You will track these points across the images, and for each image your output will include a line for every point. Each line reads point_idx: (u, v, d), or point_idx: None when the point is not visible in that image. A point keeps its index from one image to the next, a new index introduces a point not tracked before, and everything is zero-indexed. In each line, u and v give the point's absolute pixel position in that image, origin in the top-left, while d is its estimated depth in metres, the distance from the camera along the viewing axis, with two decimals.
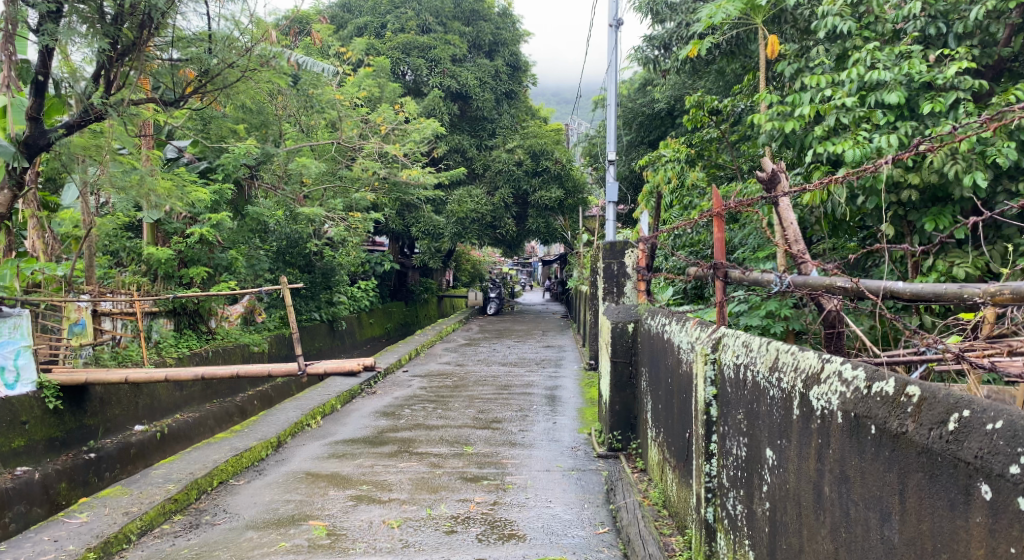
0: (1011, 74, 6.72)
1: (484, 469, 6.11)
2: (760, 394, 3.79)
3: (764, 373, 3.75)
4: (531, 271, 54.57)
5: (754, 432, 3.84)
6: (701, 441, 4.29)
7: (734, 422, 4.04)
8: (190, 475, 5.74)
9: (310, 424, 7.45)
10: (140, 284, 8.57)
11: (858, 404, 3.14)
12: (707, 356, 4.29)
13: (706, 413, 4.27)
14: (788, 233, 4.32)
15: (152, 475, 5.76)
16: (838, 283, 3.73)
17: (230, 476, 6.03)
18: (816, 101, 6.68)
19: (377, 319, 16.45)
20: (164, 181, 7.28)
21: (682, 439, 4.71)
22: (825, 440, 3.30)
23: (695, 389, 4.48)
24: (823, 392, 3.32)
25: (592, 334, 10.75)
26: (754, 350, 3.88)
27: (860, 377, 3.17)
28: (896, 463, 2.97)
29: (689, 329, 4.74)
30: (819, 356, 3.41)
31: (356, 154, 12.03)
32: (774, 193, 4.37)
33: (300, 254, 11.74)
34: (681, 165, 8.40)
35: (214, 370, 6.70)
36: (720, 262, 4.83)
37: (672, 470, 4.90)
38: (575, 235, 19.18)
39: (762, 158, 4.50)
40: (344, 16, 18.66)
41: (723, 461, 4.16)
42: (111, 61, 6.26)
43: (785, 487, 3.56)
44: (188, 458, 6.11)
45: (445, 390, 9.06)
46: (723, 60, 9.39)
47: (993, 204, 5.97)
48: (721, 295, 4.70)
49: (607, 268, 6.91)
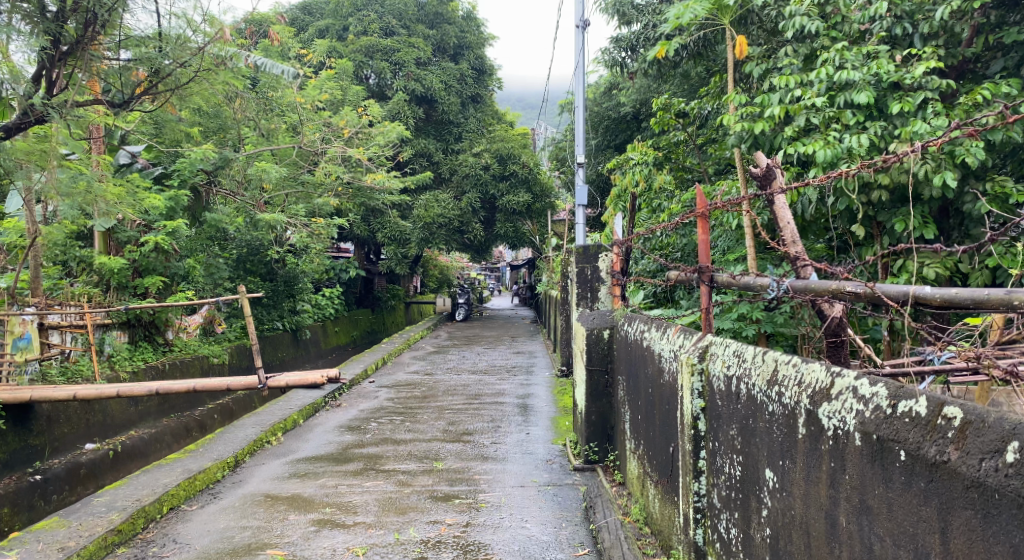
0: (973, 75, 6.63)
1: (455, 486, 5.87)
2: (756, 409, 3.60)
3: (761, 387, 3.56)
4: (500, 276, 54.34)
5: (750, 451, 3.65)
6: (689, 458, 4.09)
7: (726, 439, 3.85)
8: (136, 502, 5.42)
9: (270, 441, 7.16)
10: (91, 295, 8.33)
11: (882, 425, 2.96)
12: (693, 366, 4.08)
13: (694, 428, 4.08)
14: (783, 232, 4.07)
15: (93, 502, 5.42)
16: (848, 288, 3.51)
17: (181, 501, 5.72)
18: (785, 101, 6.50)
19: (343, 327, 16.17)
20: (116, 187, 7.10)
21: (666, 453, 4.52)
22: (839, 464, 3.11)
23: (679, 400, 4.29)
24: (836, 411, 3.13)
25: (563, 341, 10.54)
26: (748, 361, 3.70)
27: (882, 395, 3.00)
28: (935, 496, 2.80)
29: (671, 336, 4.53)
30: (828, 371, 3.23)
31: (318, 159, 11.71)
32: (768, 189, 4.11)
33: (261, 262, 11.48)
34: (648, 168, 8.24)
35: (170, 385, 6.39)
36: (705, 266, 4.61)
37: (654, 486, 4.70)
38: (543, 240, 19.00)
39: (755, 152, 4.24)
40: (305, 18, 18.38)
41: (713, 479, 3.97)
42: (53, 61, 6.21)
43: (789, 513, 3.36)
44: (136, 483, 5.78)
45: (413, 402, 8.78)
46: (691, 61, 9.25)
47: (963, 202, 5.81)
48: (708, 300, 4.48)
49: (582, 272, 6.74)
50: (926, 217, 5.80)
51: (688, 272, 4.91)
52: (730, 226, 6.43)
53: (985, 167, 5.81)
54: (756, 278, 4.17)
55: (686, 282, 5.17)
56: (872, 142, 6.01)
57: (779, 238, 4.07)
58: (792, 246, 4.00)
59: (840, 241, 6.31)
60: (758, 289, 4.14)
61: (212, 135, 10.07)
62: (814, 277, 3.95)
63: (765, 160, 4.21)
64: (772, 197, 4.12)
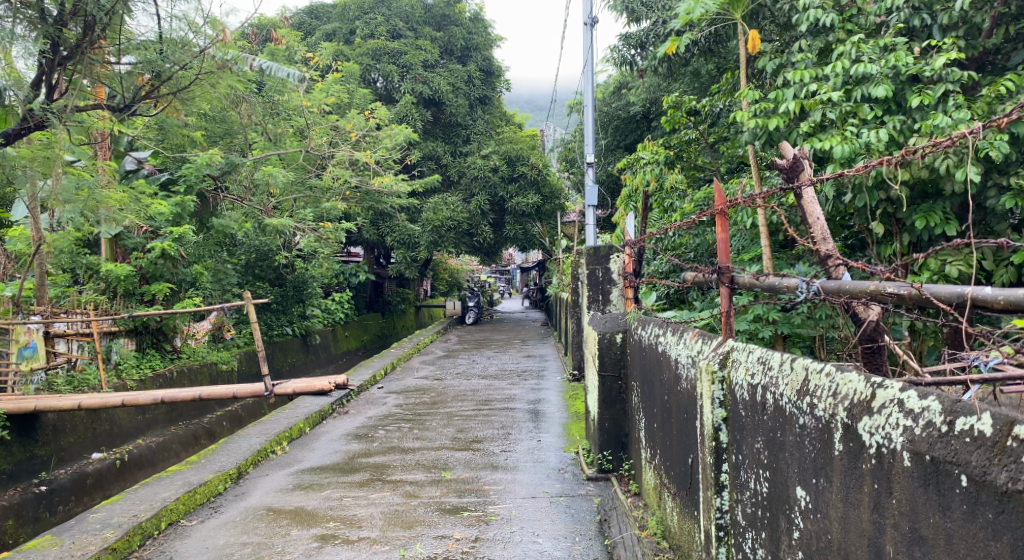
0: (994, 67, 6.42)
1: (464, 498, 5.71)
2: (785, 421, 3.42)
3: (791, 398, 3.38)
4: (509, 279, 54.17)
5: (779, 466, 3.47)
6: (710, 471, 3.92)
7: (751, 453, 3.68)
8: (133, 518, 5.26)
9: (274, 451, 7.02)
10: (98, 303, 8.22)
11: (936, 444, 2.78)
12: (714, 374, 3.91)
13: (715, 440, 3.91)
14: (812, 227, 3.94)
15: (88, 519, 5.26)
16: (890, 290, 3.31)
17: (180, 516, 5.58)
18: (800, 96, 6.32)
19: (353, 331, 16.06)
20: (119, 193, 7.00)
21: (683, 464, 4.35)
22: (884, 485, 2.93)
23: (698, 409, 4.12)
24: (879, 426, 2.95)
25: (574, 344, 10.37)
26: (775, 369, 3.53)
27: (934, 409, 2.82)
28: (1004, 528, 2.62)
29: (689, 341, 4.36)
30: (867, 382, 3.05)
31: (326, 163, 11.59)
32: (795, 182, 3.98)
33: (269, 268, 11.37)
34: (660, 167, 8.05)
35: (175, 393, 6.25)
36: (725, 267, 4.41)
37: (672, 498, 4.54)
38: (553, 242, 18.84)
39: (782, 143, 4.10)
40: (312, 22, 18.27)
41: (737, 495, 3.81)
42: (52, 66, 6.11)
43: (825, 537, 3.19)
44: (134, 497, 5.63)
45: (422, 408, 8.62)
46: (702, 57, 9.10)
47: (983, 199, 5.61)
48: (728, 303, 4.29)
49: (591, 274, 6.52)
50: (948, 213, 5.55)
51: (706, 273, 4.71)
52: (744, 225, 6.25)
53: (1008, 161, 5.59)
54: (782, 279, 3.99)
55: (703, 283, 4.98)
56: (891, 137, 5.81)
57: (808, 234, 3.94)
58: (821, 243, 3.87)
59: (856, 239, 6.10)
60: (784, 290, 3.95)
61: (218, 140, 9.97)
62: (846, 277, 3.83)
63: (792, 151, 4.08)
64: (800, 190, 3.98)
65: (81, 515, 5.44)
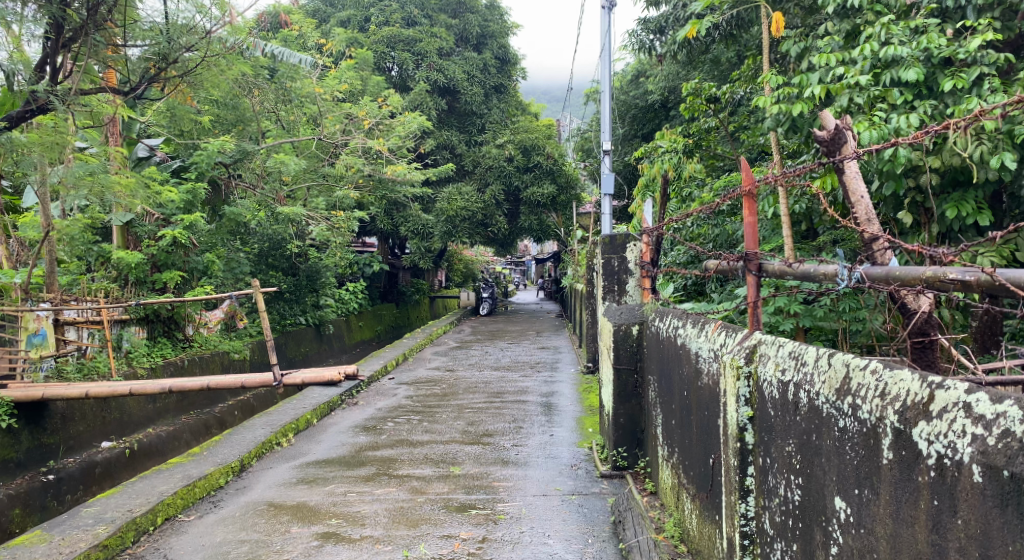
0: None
1: (473, 495, 5.54)
2: (823, 424, 3.21)
3: (830, 398, 3.17)
4: (524, 271, 53.98)
5: (815, 473, 3.26)
6: (734, 474, 3.73)
7: (782, 456, 3.48)
8: (127, 513, 5.12)
9: (280, 443, 6.87)
10: (109, 290, 8.07)
11: (1016, 458, 2.53)
12: (740, 370, 3.72)
13: (740, 441, 3.72)
14: (855, 206, 3.72)
15: (81, 514, 5.11)
16: (952, 276, 3.04)
17: (178, 511, 5.44)
18: (825, 80, 6.11)
19: (366, 321, 15.90)
20: (127, 179, 6.84)
21: (704, 465, 4.17)
22: (946, 503, 2.69)
23: (721, 407, 3.92)
24: (940, 433, 2.71)
25: (589, 335, 10.15)
26: (810, 366, 3.32)
27: (1011, 416, 2.57)
28: None
29: (710, 334, 4.17)
30: (924, 382, 2.81)
31: (339, 150, 11.42)
32: (837, 156, 3.74)
33: (282, 256, 11.21)
34: (678, 156, 7.83)
35: (182, 382, 6.09)
36: (752, 253, 4.15)
37: (691, 499, 4.36)
38: (569, 232, 18.65)
39: (822, 115, 3.89)
40: (326, 10, 18.05)
41: (764, 501, 3.61)
42: (55, 48, 5.93)
43: (869, 554, 2.98)
44: (130, 491, 5.49)
45: (433, 400, 8.47)
46: (723, 42, 8.88)
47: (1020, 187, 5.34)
48: (756, 292, 4.05)
49: (606, 264, 6.06)
50: (981, 202, 5.32)
51: (731, 261, 4.45)
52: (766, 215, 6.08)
53: None
54: (818, 266, 3.72)
55: (726, 271, 4.67)
56: (922, 122, 5.58)
57: (850, 213, 3.72)
58: (865, 224, 3.64)
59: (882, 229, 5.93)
60: (821, 279, 3.69)
61: (230, 127, 9.84)
62: (892, 262, 3.58)
63: (834, 122, 3.84)
64: (841, 164, 3.74)
65: (75, 509, 5.30)
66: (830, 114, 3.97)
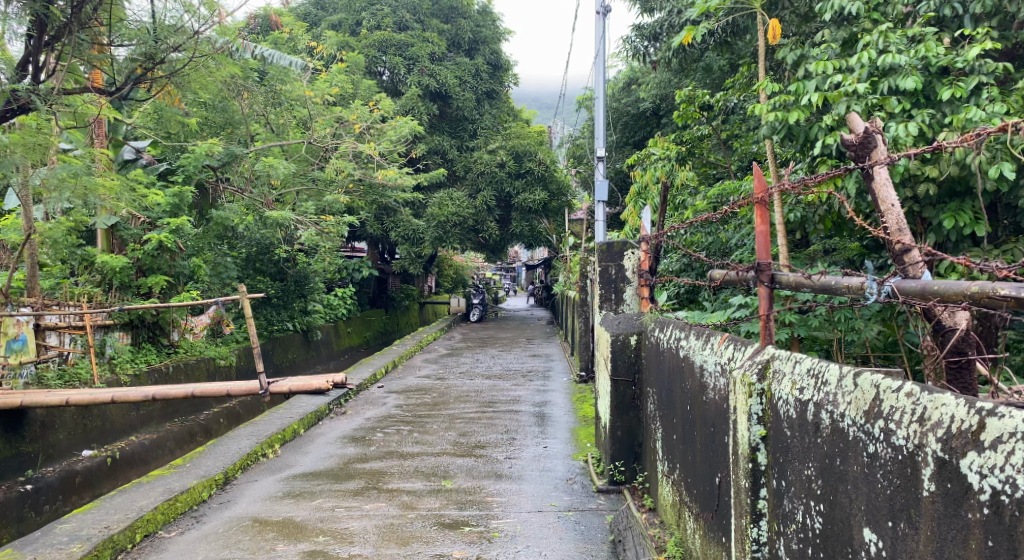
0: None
1: (466, 511, 5.41)
2: (849, 448, 3.10)
3: (857, 421, 3.06)
4: (514, 277, 53.82)
5: (839, 500, 3.14)
6: (746, 497, 3.60)
7: (799, 480, 3.37)
8: (104, 530, 4.95)
9: (266, 454, 6.72)
10: (93, 295, 7.88)
11: None
12: (752, 387, 3.60)
13: (752, 461, 3.60)
14: (886, 214, 3.68)
15: (56, 531, 4.94)
16: (1001, 292, 2.88)
17: (158, 527, 5.28)
18: (823, 88, 6.00)
19: (355, 328, 15.72)
20: (112, 181, 6.68)
21: (709, 483, 4.05)
22: (1003, 543, 2.60)
23: (729, 424, 3.81)
24: (995, 466, 2.62)
25: (581, 344, 10.03)
26: (834, 386, 3.20)
27: None
28: None
29: (717, 347, 4.06)
30: (972, 409, 2.71)
31: (329, 154, 11.25)
32: (866, 161, 3.71)
33: (270, 261, 11.05)
34: (670, 163, 7.93)
35: (166, 390, 5.93)
36: (764, 264, 4.02)
37: (695, 519, 4.24)
38: (560, 239, 18.53)
39: (851, 118, 3.82)
40: (317, 13, 17.87)
41: (778, 526, 3.50)
42: (39, 45, 5.80)
43: None
44: (109, 506, 5.33)
45: (423, 409, 8.32)
46: (717, 49, 8.79)
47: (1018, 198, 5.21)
48: (769, 305, 3.92)
49: (604, 272, 5.94)
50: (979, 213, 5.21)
51: (740, 270, 4.31)
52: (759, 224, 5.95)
53: None
54: (840, 277, 3.58)
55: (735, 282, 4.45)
56: (920, 132, 5.48)
57: (880, 221, 3.68)
58: (895, 233, 3.60)
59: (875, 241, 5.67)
60: (844, 291, 3.54)
61: (218, 130, 9.69)
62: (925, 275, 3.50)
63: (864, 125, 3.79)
64: (871, 170, 3.71)
65: (50, 525, 5.14)
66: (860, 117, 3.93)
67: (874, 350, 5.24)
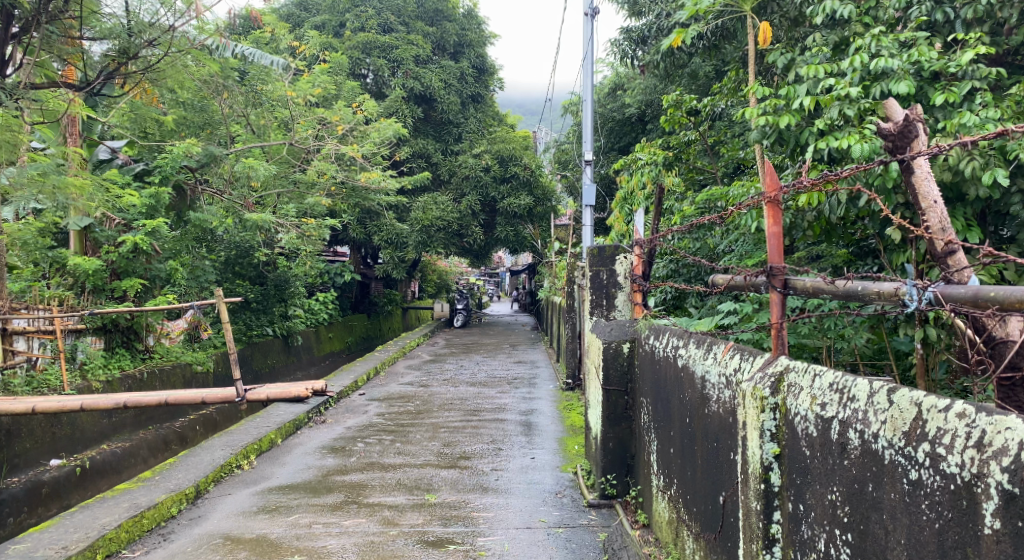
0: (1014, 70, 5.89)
1: (450, 527, 5.21)
2: (886, 474, 2.93)
3: (895, 443, 2.90)
4: (499, 283, 53.55)
5: (871, 528, 2.99)
6: (758, 520, 3.44)
7: (821, 503, 3.21)
8: (62, 550, 4.71)
9: (241, 465, 6.50)
10: (64, 298, 7.59)
11: None
12: (765, 402, 3.45)
13: (765, 482, 3.43)
14: (926, 211, 3.59)
15: (10, 552, 4.70)
16: None
17: (122, 546, 5.04)
18: (814, 92, 5.84)
19: (337, 333, 15.48)
20: (84, 179, 6.44)
21: (711, 503, 3.89)
22: None
23: (737, 441, 3.64)
24: None
25: (567, 351, 9.80)
26: (866, 405, 3.03)
27: None
28: None
29: (721, 357, 3.91)
30: None
31: (311, 156, 11.00)
32: (907, 153, 3.57)
33: (249, 265, 10.83)
34: (657, 167, 7.57)
35: (139, 397, 5.68)
36: (777, 267, 3.85)
37: (694, 538, 4.08)
38: (545, 244, 18.36)
39: (892, 107, 3.70)
40: (301, 14, 17.63)
41: (793, 552, 3.34)
42: (4, 36, 5.57)
43: None
44: (69, 524, 5.08)
45: (405, 418, 8.12)
46: (706, 53, 8.64)
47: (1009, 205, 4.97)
48: (781, 312, 3.79)
49: (595, 276, 5.67)
50: (970, 221, 4.97)
51: (746, 276, 4.11)
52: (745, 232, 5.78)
53: None
54: (866, 283, 3.46)
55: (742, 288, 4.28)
56: None
57: (921, 219, 3.59)
58: (938, 233, 3.53)
59: (860, 247, 5.52)
60: (871, 298, 3.42)
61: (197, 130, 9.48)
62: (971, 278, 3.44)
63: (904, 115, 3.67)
64: (912, 162, 3.58)
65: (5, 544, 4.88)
66: (897, 105, 3.77)
67: (862, 359, 5.01)
